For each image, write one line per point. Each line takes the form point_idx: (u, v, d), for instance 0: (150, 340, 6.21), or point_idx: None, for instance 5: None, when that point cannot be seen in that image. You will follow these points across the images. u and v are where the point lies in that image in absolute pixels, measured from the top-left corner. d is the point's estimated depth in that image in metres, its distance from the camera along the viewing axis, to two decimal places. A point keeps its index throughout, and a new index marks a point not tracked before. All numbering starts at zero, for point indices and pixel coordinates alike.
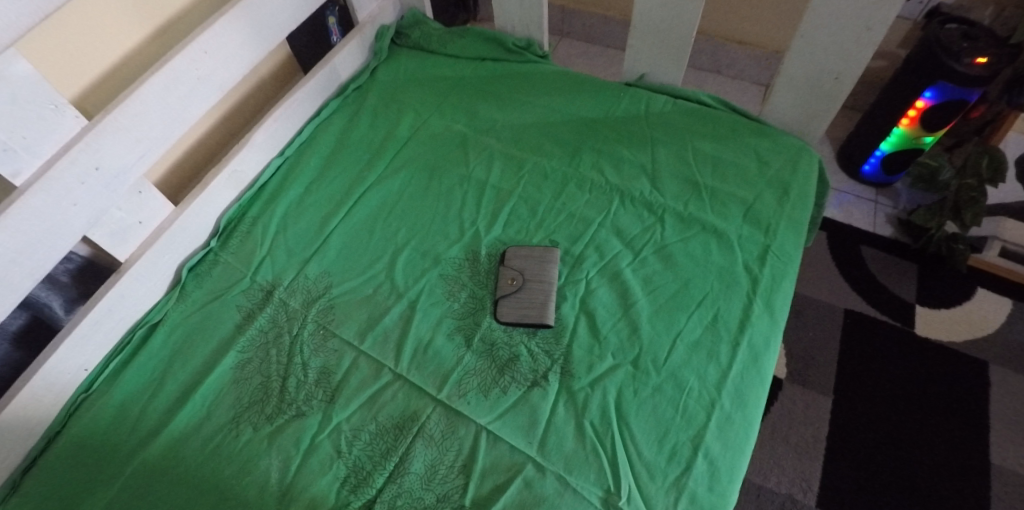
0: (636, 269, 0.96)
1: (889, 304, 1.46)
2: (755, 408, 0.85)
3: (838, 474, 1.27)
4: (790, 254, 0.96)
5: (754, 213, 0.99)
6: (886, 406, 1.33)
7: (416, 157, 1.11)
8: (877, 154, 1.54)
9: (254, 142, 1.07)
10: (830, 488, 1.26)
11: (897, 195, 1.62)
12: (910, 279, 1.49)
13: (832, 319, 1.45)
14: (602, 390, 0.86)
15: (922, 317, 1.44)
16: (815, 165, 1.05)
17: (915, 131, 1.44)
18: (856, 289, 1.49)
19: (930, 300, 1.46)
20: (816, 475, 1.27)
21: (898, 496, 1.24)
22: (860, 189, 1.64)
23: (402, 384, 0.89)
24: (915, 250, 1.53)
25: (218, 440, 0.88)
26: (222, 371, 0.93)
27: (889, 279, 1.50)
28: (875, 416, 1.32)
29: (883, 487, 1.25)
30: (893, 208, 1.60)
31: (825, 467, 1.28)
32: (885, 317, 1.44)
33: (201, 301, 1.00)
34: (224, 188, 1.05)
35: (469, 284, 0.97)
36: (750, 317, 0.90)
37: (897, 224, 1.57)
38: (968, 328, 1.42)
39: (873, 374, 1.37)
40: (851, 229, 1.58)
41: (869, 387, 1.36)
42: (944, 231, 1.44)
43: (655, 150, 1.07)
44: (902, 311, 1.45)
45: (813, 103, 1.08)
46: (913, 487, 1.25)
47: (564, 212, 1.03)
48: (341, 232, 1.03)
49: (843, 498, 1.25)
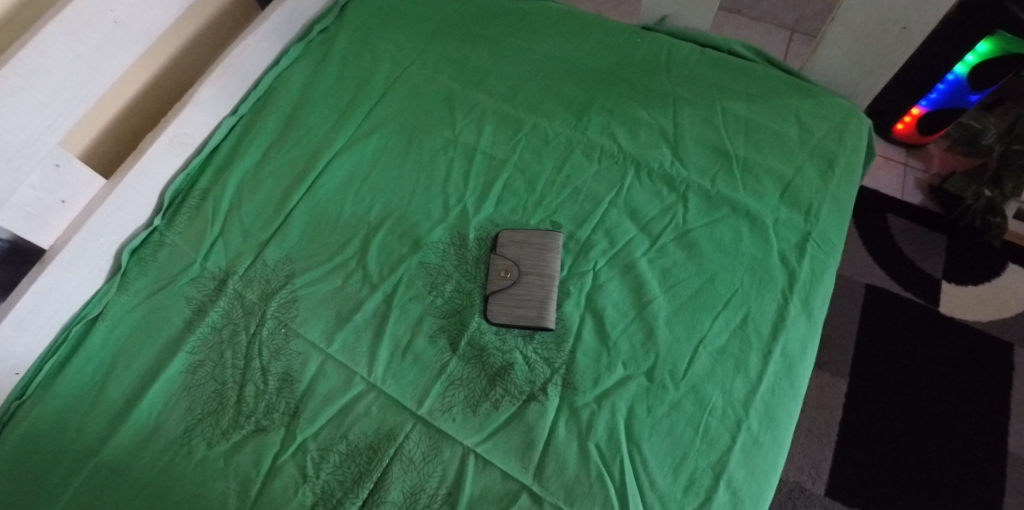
0: (653, 259, 0.81)
1: (914, 279, 1.32)
2: (786, 427, 0.74)
3: (857, 464, 1.17)
4: (833, 243, 0.81)
5: (793, 191, 0.84)
6: (907, 389, 1.22)
7: (393, 116, 0.94)
8: (913, 112, 1.35)
9: (199, 98, 0.90)
10: (848, 478, 1.16)
11: (930, 156, 1.44)
12: (938, 252, 1.35)
13: (855, 294, 1.32)
14: (611, 407, 0.74)
15: (949, 296, 1.31)
16: (866, 133, 0.89)
17: (962, 88, 1.25)
18: (879, 262, 1.35)
19: (958, 276, 1.32)
20: (835, 464, 1.17)
21: (916, 489, 1.14)
22: (890, 149, 1.46)
23: (377, 396, 0.77)
24: (947, 221, 1.37)
25: (168, 459, 0.76)
26: (172, 375, 0.80)
27: (916, 252, 1.35)
28: (895, 401, 1.21)
29: (899, 478, 1.15)
30: (925, 172, 1.43)
31: (845, 456, 1.17)
32: (911, 294, 1.31)
33: (146, 291, 0.85)
34: (166, 154, 0.88)
35: (454, 275, 0.83)
36: (784, 319, 0.77)
37: (927, 191, 1.41)
38: (997, 308, 1.29)
39: (898, 357, 1.25)
40: (877, 195, 1.42)
41: (889, 368, 1.24)
42: (981, 203, 1.28)
43: (677, 112, 0.91)
44: (927, 287, 1.31)
45: (869, 57, 0.91)
46: (933, 479, 1.15)
47: (568, 187, 0.87)
48: (304, 208, 0.88)
49: (861, 491, 1.14)
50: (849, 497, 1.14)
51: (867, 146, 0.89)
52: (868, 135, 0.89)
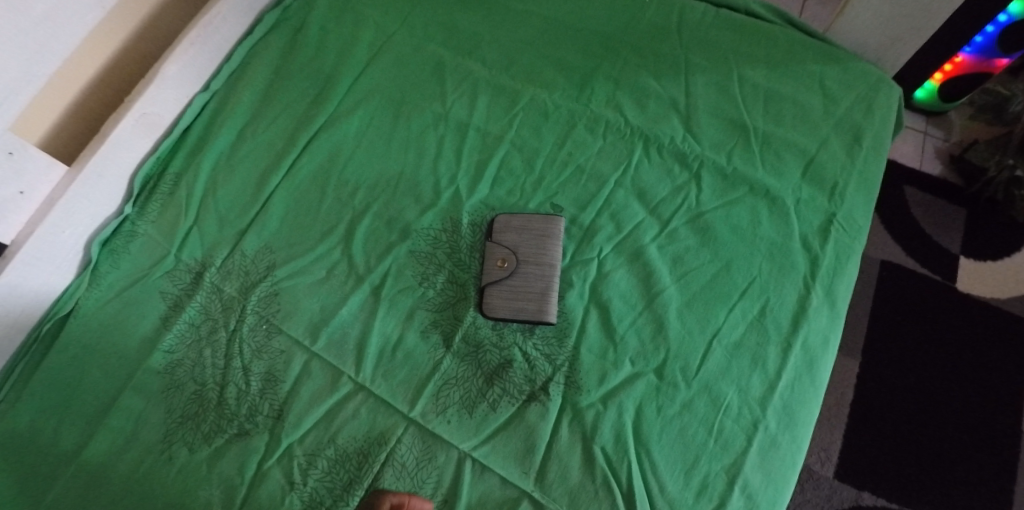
0: (663, 245, 0.75)
1: (930, 254, 1.19)
2: (806, 427, 0.68)
3: (868, 447, 1.08)
4: (859, 226, 0.75)
5: (816, 168, 0.77)
6: (920, 370, 1.12)
7: (379, 89, 0.86)
8: (934, 79, 1.17)
9: (166, 73, 0.82)
10: (859, 461, 1.07)
11: (950, 123, 1.28)
12: (956, 226, 1.21)
13: (865, 270, 1.19)
14: (617, 408, 0.68)
15: (967, 273, 1.18)
16: (894, 104, 0.81)
17: (990, 51, 1.08)
18: (894, 235, 1.21)
19: (976, 251, 1.19)
20: (847, 445, 1.08)
21: (929, 475, 1.06)
22: (907, 114, 1.29)
23: (366, 397, 0.72)
24: (968, 193, 1.23)
25: (147, 467, 0.72)
26: (149, 376, 0.75)
27: (933, 226, 1.21)
28: (909, 383, 1.11)
29: (912, 463, 1.07)
30: (945, 140, 1.27)
31: (856, 438, 1.09)
32: (927, 271, 1.18)
33: (118, 286, 0.79)
34: (134, 136, 0.82)
35: (446, 264, 0.76)
36: (806, 310, 0.71)
37: (948, 161, 1.26)
38: (1018, 285, 1.17)
39: (917, 334, 1.14)
40: (893, 165, 1.26)
41: (902, 348, 1.14)
42: (1005, 173, 1.16)
43: (690, 80, 0.83)
44: (944, 264, 1.19)
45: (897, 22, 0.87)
46: (946, 465, 1.06)
47: (570, 166, 0.80)
48: (284, 192, 0.81)
49: (871, 475, 1.06)
50: (858, 481, 1.06)
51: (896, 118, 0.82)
52: (897, 106, 0.81)
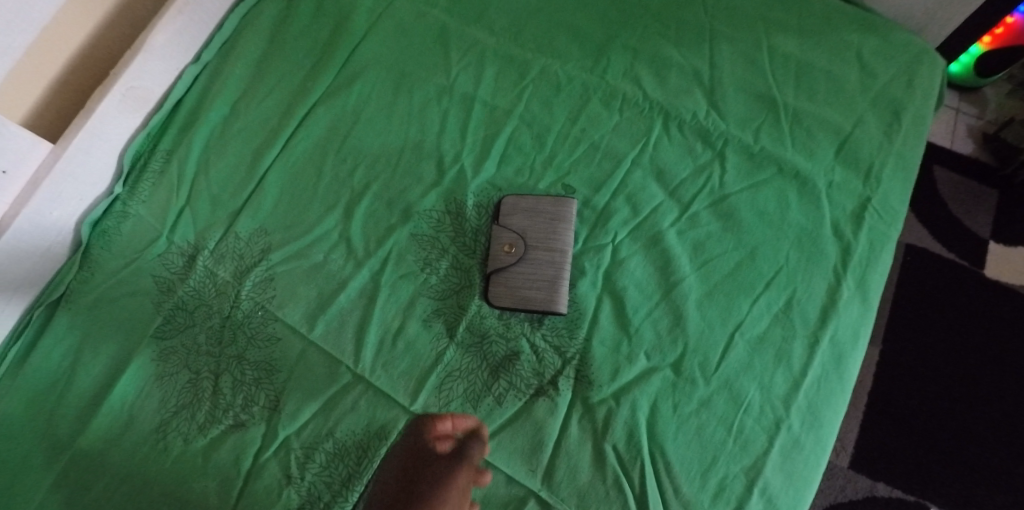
0: (683, 231, 0.70)
1: (958, 238, 1.12)
2: (832, 427, 0.64)
3: (888, 437, 1.03)
4: (896, 211, 0.69)
5: (850, 148, 0.71)
6: (948, 357, 1.06)
7: (379, 59, 0.81)
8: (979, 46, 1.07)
9: (153, 44, 0.78)
10: (875, 452, 1.03)
11: (985, 99, 1.17)
12: (986, 209, 1.13)
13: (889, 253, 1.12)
14: (631, 405, 0.64)
15: (997, 258, 1.10)
16: (938, 78, 0.75)
17: None
18: (920, 217, 1.13)
19: (1007, 236, 1.11)
20: (865, 435, 1.04)
21: (953, 466, 1.01)
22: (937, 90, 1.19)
23: (365, 389, 0.68)
24: (1001, 174, 1.13)
25: (142, 458, 0.69)
26: (142, 364, 0.72)
27: (961, 209, 1.13)
28: (935, 370, 1.05)
29: (936, 453, 1.02)
30: (978, 118, 1.17)
31: (874, 427, 1.04)
32: (954, 255, 1.11)
33: (109, 269, 0.76)
34: (121, 111, 0.77)
35: (450, 249, 0.72)
36: (835, 303, 0.66)
37: (980, 140, 1.16)
38: None
39: (948, 320, 1.08)
40: None
41: (929, 333, 1.07)
42: None
43: (715, 51, 0.77)
44: (972, 248, 1.11)
45: None
46: (970, 455, 1.02)
47: (583, 143, 0.74)
48: (279, 171, 0.77)
49: (888, 467, 1.02)
50: (873, 472, 1.02)
51: (939, 93, 0.75)
52: (940, 80, 0.75)
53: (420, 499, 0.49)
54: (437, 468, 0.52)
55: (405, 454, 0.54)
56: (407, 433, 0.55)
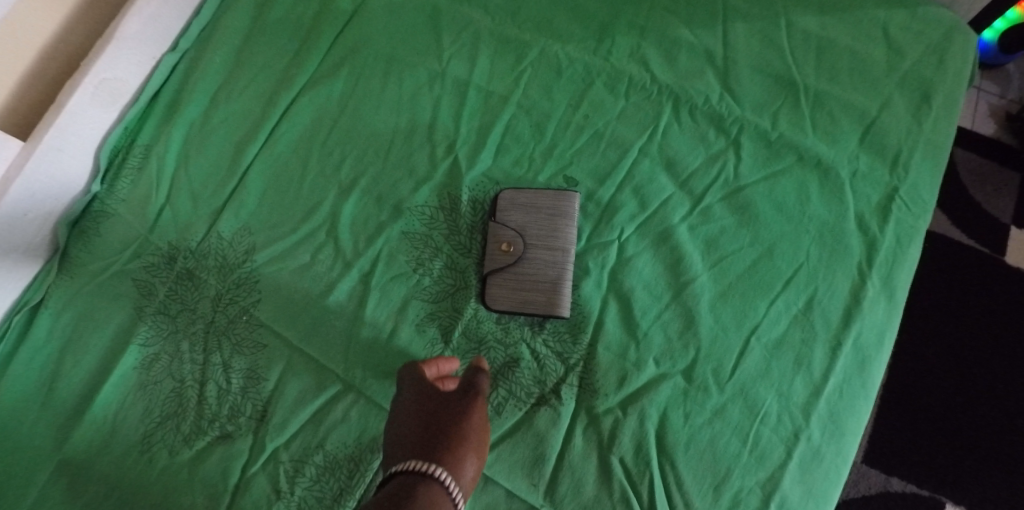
0: (694, 226, 0.65)
1: (979, 224, 1.01)
2: (855, 437, 0.59)
3: (909, 428, 0.94)
4: (925, 203, 0.63)
5: (877, 133, 0.65)
6: (977, 343, 0.97)
7: (366, 43, 0.75)
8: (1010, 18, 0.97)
9: (125, 32, 0.73)
10: (890, 444, 0.94)
11: (1008, 76, 1.08)
12: (1009, 193, 1.03)
13: None
14: (639, 415, 0.60)
15: (1018, 246, 1.00)
16: (972, 55, 0.68)
17: None
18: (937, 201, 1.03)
19: None
20: (885, 425, 0.95)
21: (977, 460, 0.93)
22: None
23: (356, 398, 0.64)
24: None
25: (125, 472, 0.65)
26: (124, 372, 0.68)
27: (983, 192, 1.03)
28: (964, 358, 0.96)
29: (961, 447, 0.93)
30: (1000, 97, 1.07)
31: (895, 417, 0.95)
32: (974, 242, 1.01)
33: (88, 273, 0.72)
34: (96, 104, 0.73)
35: (444, 248, 0.67)
36: (859, 303, 0.61)
37: (1003, 120, 1.06)
38: None
39: (985, 308, 0.98)
40: None
41: (957, 317, 0.98)
42: None
43: (728, 27, 0.71)
44: (993, 233, 1.01)
45: None
46: (998, 449, 0.93)
47: (586, 131, 0.69)
48: (262, 165, 0.73)
49: (905, 461, 0.93)
50: (887, 465, 0.93)
51: (973, 72, 0.69)
52: (975, 58, 0.68)
53: (448, 424, 0.49)
54: (454, 398, 0.52)
55: (413, 398, 0.53)
56: (406, 388, 0.54)
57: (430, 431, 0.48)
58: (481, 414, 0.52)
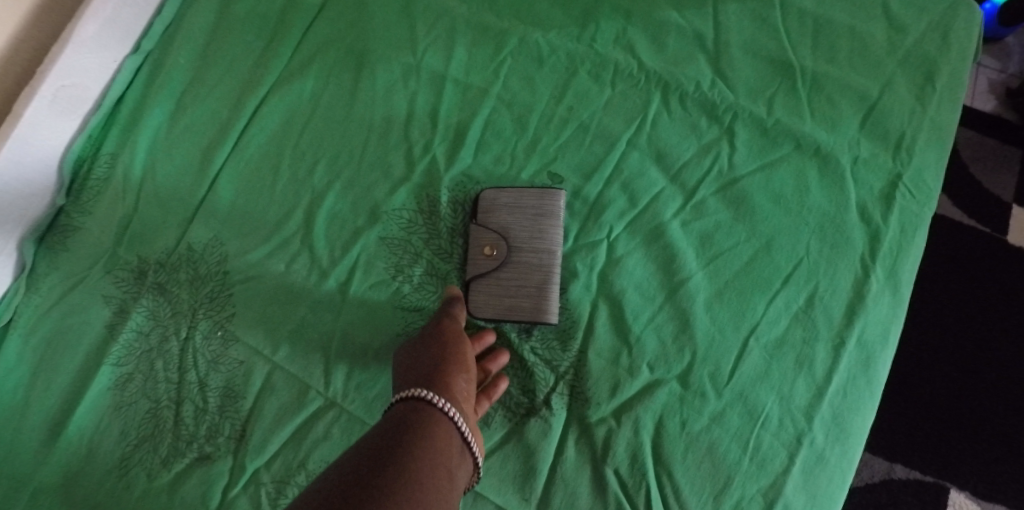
0: (687, 222, 0.61)
1: (979, 203, 0.94)
2: (860, 439, 0.56)
3: (918, 414, 0.87)
4: (931, 189, 0.60)
5: (880, 116, 0.61)
6: (993, 322, 0.90)
7: (335, 39, 0.72)
8: None
9: (82, 34, 0.69)
10: (896, 429, 0.87)
11: (1009, 51, 0.99)
12: (1010, 171, 0.95)
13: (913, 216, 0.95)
14: (633, 424, 0.57)
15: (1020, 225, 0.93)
16: (978, 29, 0.63)
17: None
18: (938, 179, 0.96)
19: None
20: (890, 410, 0.88)
21: (989, 446, 0.86)
22: None
23: (337, 415, 0.61)
24: None
25: (101, 500, 0.61)
26: (97, 394, 0.65)
27: (984, 170, 0.95)
28: (979, 338, 0.89)
29: (972, 432, 0.86)
30: (1001, 71, 0.99)
31: (902, 402, 0.88)
32: (974, 221, 0.94)
33: (56, 291, 0.68)
34: (55, 112, 0.69)
35: (424, 253, 0.64)
36: (863, 298, 0.57)
37: (1004, 95, 0.98)
38: None
39: (1007, 292, 0.91)
40: None
41: (971, 295, 0.90)
42: None
43: (718, 8, 0.66)
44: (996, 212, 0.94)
45: None
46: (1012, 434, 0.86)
47: (571, 123, 0.65)
48: (232, 171, 0.69)
49: (911, 450, 0.86)
50: (892, 453, 0.86)
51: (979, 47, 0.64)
52: (981, 32, 0.63)
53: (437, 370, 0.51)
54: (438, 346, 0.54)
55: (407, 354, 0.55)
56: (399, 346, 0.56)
57: (411, 373, 0.52)
58: (459, 336, 0.55)
